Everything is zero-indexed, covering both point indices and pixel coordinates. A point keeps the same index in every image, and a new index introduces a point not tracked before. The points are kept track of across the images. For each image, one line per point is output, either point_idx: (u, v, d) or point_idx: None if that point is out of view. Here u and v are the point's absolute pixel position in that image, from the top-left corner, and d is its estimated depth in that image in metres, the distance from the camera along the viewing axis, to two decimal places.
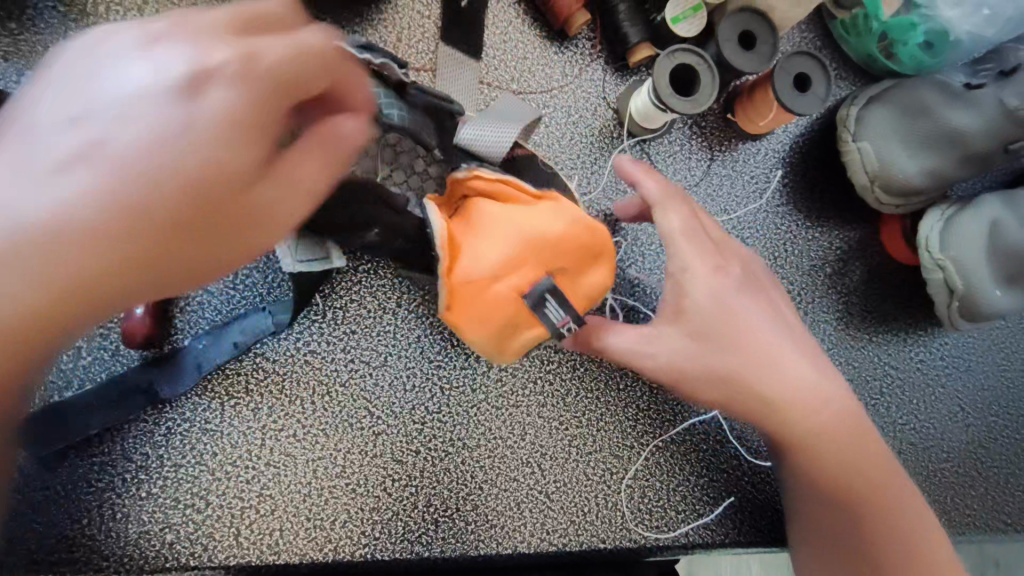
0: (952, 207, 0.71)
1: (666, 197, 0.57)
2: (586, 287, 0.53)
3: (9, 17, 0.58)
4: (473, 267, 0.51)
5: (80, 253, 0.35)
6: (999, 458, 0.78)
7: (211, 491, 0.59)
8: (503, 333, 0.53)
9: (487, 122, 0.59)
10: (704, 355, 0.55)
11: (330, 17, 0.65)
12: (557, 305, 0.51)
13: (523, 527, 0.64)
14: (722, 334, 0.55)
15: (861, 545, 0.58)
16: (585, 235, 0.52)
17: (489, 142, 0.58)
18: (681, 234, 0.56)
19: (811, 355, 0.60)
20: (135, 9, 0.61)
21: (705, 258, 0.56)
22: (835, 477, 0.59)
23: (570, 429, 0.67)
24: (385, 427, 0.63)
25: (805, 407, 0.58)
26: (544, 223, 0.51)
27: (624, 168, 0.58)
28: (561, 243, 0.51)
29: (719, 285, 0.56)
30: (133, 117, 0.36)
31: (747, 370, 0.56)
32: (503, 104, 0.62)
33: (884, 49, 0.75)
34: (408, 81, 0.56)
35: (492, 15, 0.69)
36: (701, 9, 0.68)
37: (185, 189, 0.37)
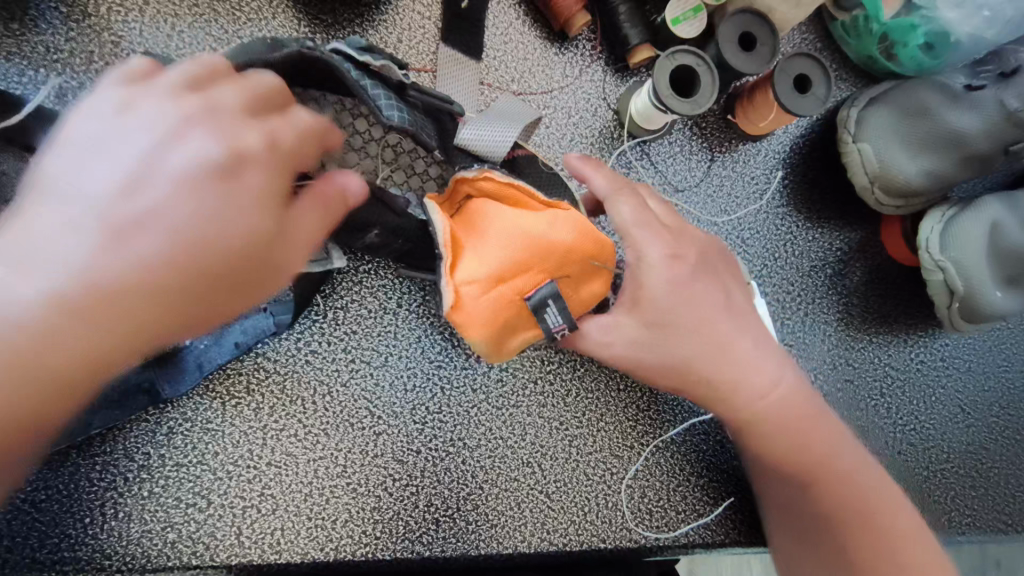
0: (953, 208, 0.71)
1: (614, 189, 0.56)
2: (585, 296, 0.54)
3: (11, 19, 0.59)
4: (476, 269, 0.50)
5: (129, 307, 0.41)
6: (1000, 459, 0.78)
7: (213, 491, 0.59)
8: (504, 334, 0.52)
9: (486, 124, 0.60)
10: (657, 343, 0.56)
11: (331, 18, 0.65)
12: (557, 311, 0.51)
13: (523, 526, 0.64)
14: (676, 322, 0.56)
15: (820, 522, 0.60)
16: (594, 248, 0.53)
17: (487, 143, 0.59)
18: (636, 224, 0.55)
19: (763, 340, 0.61)
20: (137, 10, 0.62)
21: (660, 249, 0.55)
22: (788, 457, 0.61)
23: (570, 430, 0.67)
24: (386, 426, 0.63)
25: (752, 393, 0.59)
26: (556, 232, 0.51)
27: (576, 163, 0.56)
28: (570, 253, 0.51)
29: (676, 274, 0.55)
30: (174, 191, 0.43)
31: (698, 358, 0.57)
32: (502, 104, 0.63)
33: (885, 50, 0.75)
34: (407, 82, 0.55)
35: (493, 16, 0.69)
36: (702, 10, 0.68)
37: (214, 251, 0.43)
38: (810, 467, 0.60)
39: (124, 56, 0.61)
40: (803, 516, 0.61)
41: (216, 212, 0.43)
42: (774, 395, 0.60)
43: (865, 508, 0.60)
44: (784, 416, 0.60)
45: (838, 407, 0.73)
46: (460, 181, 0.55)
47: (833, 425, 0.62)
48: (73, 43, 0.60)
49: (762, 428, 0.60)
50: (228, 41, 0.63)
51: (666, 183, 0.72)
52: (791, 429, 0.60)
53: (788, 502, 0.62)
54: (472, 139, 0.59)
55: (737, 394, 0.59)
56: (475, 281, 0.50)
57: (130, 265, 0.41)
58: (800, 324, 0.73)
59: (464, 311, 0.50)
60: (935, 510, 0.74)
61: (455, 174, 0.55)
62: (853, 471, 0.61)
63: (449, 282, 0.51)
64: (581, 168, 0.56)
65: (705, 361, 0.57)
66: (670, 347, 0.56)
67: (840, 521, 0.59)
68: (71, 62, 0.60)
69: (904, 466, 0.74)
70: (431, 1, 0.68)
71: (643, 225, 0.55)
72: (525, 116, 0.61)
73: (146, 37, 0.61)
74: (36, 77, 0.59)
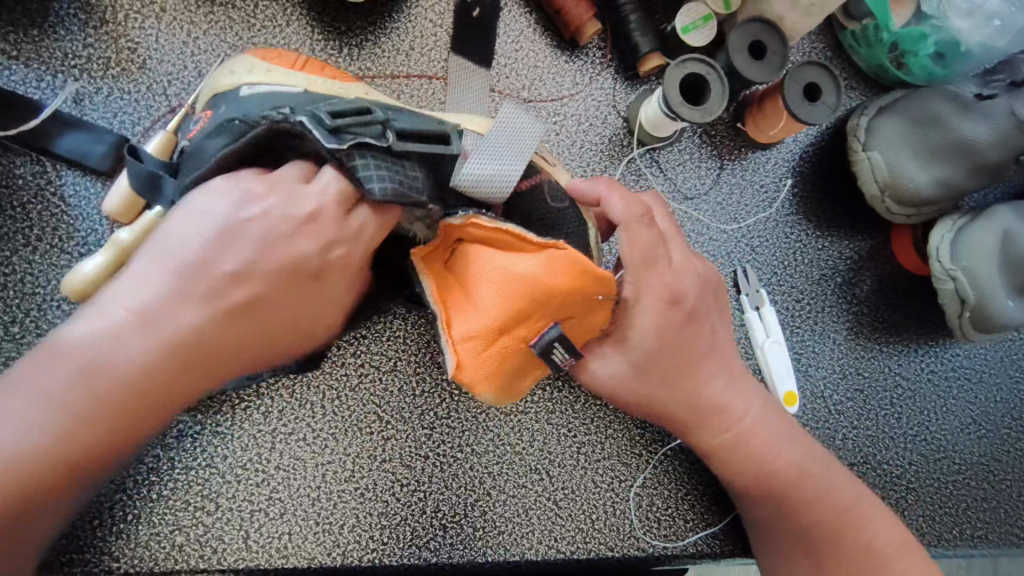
0: (965, 217, 0.71)
1: (629, 221, 0.52)
2: (591, 330, 0.49)
3: (32, 25, 0.60)
4: (473, 324, 0.45)
5: (167, 381, 0.43)
6: (1012, 471, 0.77)
7: (221, 494, 0.59)
8: (509, 381, 0.48)
9: (489, 154, 0.50)
10: (642, 380, 0.55)
11: (343, 26, 0.66)
12: (565, 350, 0.47)
13: (531, 533, 0.64)
14: (665, 360, 0.54)
15: (804, 538, 0.60)
16: (592, 286, 0.46)
17: (489, 185, 0.50)
18: (637, 261, 0.51)
19: (735, 367, 0.60)
20: (154, 17, 0.63)
21: (658, 285, 0.52)
22: (770, 478, 0.60)
23: (579, 436, 0.67)
24: (394, 431, 0.63)
25: (735, 418, 0.59)
26: (552, 276, 0.45)
27: (580, 189, 0.54)
28: (572, 297, 0.46)
29: (665, 314, 0.53)
30: (243, 280, 0.45)
31: (677, 393, 0.56)
32: (506, 117, 0.52)
33: (895, 60, 0.75)
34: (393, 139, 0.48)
35: (504, 24, 0.70)
36: (712, 19, 0.68)
37: (244, 343, 0.46)
38: (778, 487, 0.60)
39: (140, 62, 0.62)
40: (782, 529, 0.61)
41: (268, 311, 0.46)
42: (755, 417, 0.60)
43: (843, 522, 0.60)
44: (755, 436, 0.60)
45: (848, 416, 0.73)
46: (449, 228, 0.49)
47: (806, 445, 0.62)
48: (90, 49, 0.61)
49: (730, 453, 0.60)
50: (242, 48, 0.64)
51: (675, 191, 0.72)
52: (763, 450, 0.60)
53: (765, 523, 0.62)
54: (472, 181, 0.50)
55: (713, 422, 0.58)
56: (474, 336, 0.45)
57: (182, 352, 0.43)
58: (809, 333, 0.73)
59: (467, 369, 0.46)
60: (947, 522, 0.73)
61: (443, 219, 0.49)
62: (825, 490, 0.61)
63: (449, 340, 0.46)
64: (585, 188, 0.54)
65: (679, 393, 0.57)
66: (654, 382, 0.55)
67: (818, 531, 0.60)
68: (88, 68, 0.60)
69: (916, 477, 0.73)
70: (443, 10, 0.69)
71: (643, 261, 0.51)
72: (535, 138, 0.51)
73: (163, 43, 0.62)
74: (54, 82, 0.60)
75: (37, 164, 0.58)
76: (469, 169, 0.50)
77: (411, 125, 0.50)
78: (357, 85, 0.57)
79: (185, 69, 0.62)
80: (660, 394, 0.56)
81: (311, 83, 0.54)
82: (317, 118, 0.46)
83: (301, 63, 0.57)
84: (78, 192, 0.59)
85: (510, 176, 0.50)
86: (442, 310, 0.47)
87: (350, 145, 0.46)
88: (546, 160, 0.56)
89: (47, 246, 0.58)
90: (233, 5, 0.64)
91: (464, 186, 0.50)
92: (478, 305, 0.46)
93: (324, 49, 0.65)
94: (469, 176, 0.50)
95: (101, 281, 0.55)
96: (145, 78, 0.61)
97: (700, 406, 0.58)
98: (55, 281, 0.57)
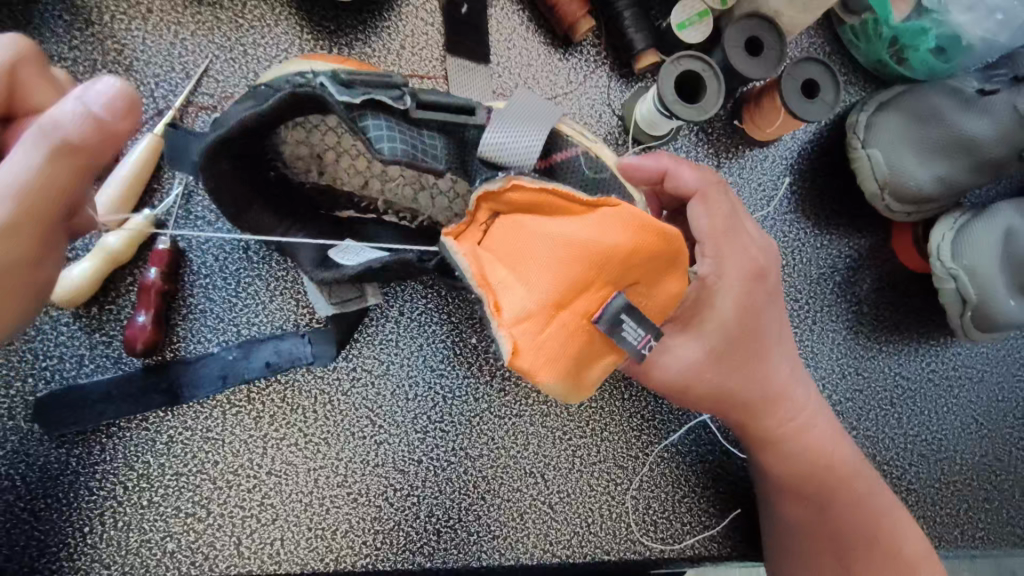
0: (966, 215, 0.70)
1: (705, 186, 0.51)
2: (664, 295, 0.44)
3: (16, 28, 0.59)
4: (527, 302, 0.41)
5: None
6: (1014, 471, 0.76)
7: (212, 500, 0.59)
8: (581, 368, 0.43)
9: (512, 123, 0.48)
10: (712, 371, 0.52)
11: (333, 25, 0.65)
12: (635, 323, 0.42)
13: (526, 537, 0.63)
14: (738, 349, 0.52)
15: (839, 540, 0.60)
16: (658, 240, 0.42)
17: (512, 152, 0.47)
18: (719, 231, 0.50)
19: (794, 356, 0.59)
20: (140, 18, 0.62)
21: (743, 259, 0.50)
22: (807, 477, 0.60)
23: (574, 439, 0.66)
24: (386, 436, 0.62)
25: (787, 414, 0.58)
26: (608, 233, 0.41)
27: (640, 164, 0.52)
28: (639, 255, 0.41)
29: (746, 290, 0.50)
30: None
31: (744, 384, 0.55)
32: (526, 98, 0.50)
33: (895, 53, 0.73)
34: (410, 106, 0.49)
35: (495, 21, 0.69)
36: (708, 14, 0.67)
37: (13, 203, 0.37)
38: (826, 486, 0.60)
39: (127, 65, 0.61)
40: (810, 532, 0.60)
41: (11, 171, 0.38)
42: (808, 412, 0.59)
43: (878, 523, 0.60)
44: (804, 436, 0.59)
45: (847, 417, 0.72)
46: (483, 197, 0.45)
47: (848, 443, 0.62)
48: (76, 51, 0.60)
49: (780, 449, 0.59)
50: (230, 49, 0.63)
51: None
52: (803, 450, 0.59)
53: (795, 526, 0.61)
54: (495, 148, 0.48)
55: (772, 414, 0.57)
56: (530, 316, 0.41)
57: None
58: (809, 333, 0.72)
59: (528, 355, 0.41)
60: (947, 523, 0.73)
61: (475, 189, 0.45)
62: (868, 491, 0.61)
63: (499, 326, 0.41)
64: (646, 164, 0.52)
65: (751, 380, 0.55)
66: (725, 374, 0.53)
67: (851, 531, 0.60)
68: (75, 70, 0.60)
69: (916, 478, 0.73)
70: (434, 8, 0.68)
71: (724, 231, 0.50)
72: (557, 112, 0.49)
73: (149, 44, 0.62)
74: None
75: None
76: (490, 137, 0.47)
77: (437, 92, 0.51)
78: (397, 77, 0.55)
79: (172, 71, 0.62)
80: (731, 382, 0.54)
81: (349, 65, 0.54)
82: (335, 75, 0.47)
83: (336, 59, 0.55)
84: None
85: (534, 142, 0.47)
86: (486, 293, 0.42)
87: (361, 99, 0.47)
88: (583, 136, 0.52)
89: None
90: (220, 5, 0.63)
91: (488, 155, 0.48)
92: (531, 275, 0.41)
93: (314, 49, 0.64)
94: (490, 143, 0.47)
95: (89, 287, 0.57)
96: (132, 80, 0.61)
97: (766, 399, 0.56)
98: None
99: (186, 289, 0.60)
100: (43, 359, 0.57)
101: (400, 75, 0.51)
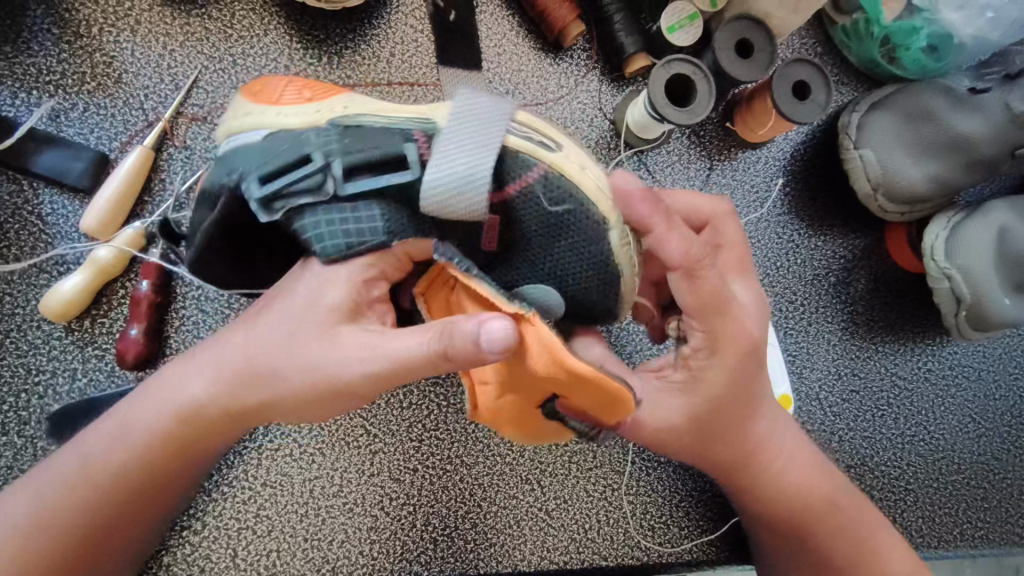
0: (960, 214, 0.70)
1: (696, 262, 0.46)
2: (602, 412, 0.43)
3: (5, 41, 0.59)
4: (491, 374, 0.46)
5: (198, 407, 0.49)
6: (1013, 469, 0.76)
7: (207, 513, 0.59)
8: (538, 433, 0.48)
9: (454, 162, 0.42)
10: (696, 437, 0.52)
11: (322, 33, 0.65)
12: (581, 421, 0.44)
13: (523, 545, 0.63)
14: (719, 418, 0.52)
15: (824, 562, 0.60)
16: (568, 377, 0.40)
17: (460, 202, 0.42)
18: (707, 308, 0.47)
19: (778, 407, 0.58)
20: (129, 30, 0.62)
21: (738, 334, 0.49)
22: (795, 509, 0.59)
23: (569, 445, 0.66)
24: (382, 445, 0.62)
25: (772, 455, 0.58)
26: (526, 351, 0.41)
27: (632, 214, 0.45)
28: (551, 378, 0.41)
29: (738, 365, 0.50)
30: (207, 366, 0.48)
31: (721, 448, 0.55)
32: (465, 120, 0.44)
33: (887, 53, 0.73)
34: (331, 191, 0.44)
35: (486, 27, 0.69)
36: (697, 17, 0.67)
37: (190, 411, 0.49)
38: (814, 516, 0.59)
39: (115, 77, 0.61)
40: (805, 560, 0.60)
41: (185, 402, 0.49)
42: (790, 456, 0.59)
43: (864, 547, 0.60)
44: (782, 478, 0.58)
45: (843, 418, 0.72)
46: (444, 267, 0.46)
47: (830, 474, 0.62)
48: (65, 64, 0.60)
49: (766, 490, 0.58)
50: (219, 59, 0.63)
51: None
52: (788, 487, 0.59)
53: (783, 550, 0.61)
54: (441, 198, 0.42)
55: (754, 464, 0.57)
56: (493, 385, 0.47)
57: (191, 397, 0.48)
58: (804, 335, 0.72)
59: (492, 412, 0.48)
60: (946, 523, 0.73)
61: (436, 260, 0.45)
62: (853, 516, 0.61)
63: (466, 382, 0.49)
64: (638, 212, 0.45)
65: (727, 444, 0.55)
66: (708, 440, 0.54)
67: (839, 555, 0.59)
68: (63, 83, 0.60)
69: (913, 478, 0.73)
70: (423, 15, 0.68)
71: (712, 307, 0.48)
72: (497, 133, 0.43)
73: (138, 56, 0.61)
74: (29, 100, 0.59)
75: (14, 183, 0.59)
76: (431, 184, 0.42)
77: (360, 152, 0.44)
78: (352, 100, 0.49)
79: (161, 83, 0.62)
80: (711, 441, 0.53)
81: (283, 117, 0.47)
82: (251, 188, 0.44)
83: (286, 87, 0.50)
84: (55, 210, 0.59)
85: (482, 181, 0.42)
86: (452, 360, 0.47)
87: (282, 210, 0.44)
88: (540, 149, 0.44)
89: (25, 265, 0.58)
90: (209, 15, 0.63)
91: (435, 208, 0.42)
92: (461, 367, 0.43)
93: (303, 58, 0.64)
94: (435, 191, 0.42)
95: (79, 299, 0.57)
96: (121, 92, 0.61)
97: (749, 450, 0.56)
98: (34, 301, 0.58)
99: (178, 301, 0.60)
100: (35, 373, 0.57)
101: (325, 141, 0.45)
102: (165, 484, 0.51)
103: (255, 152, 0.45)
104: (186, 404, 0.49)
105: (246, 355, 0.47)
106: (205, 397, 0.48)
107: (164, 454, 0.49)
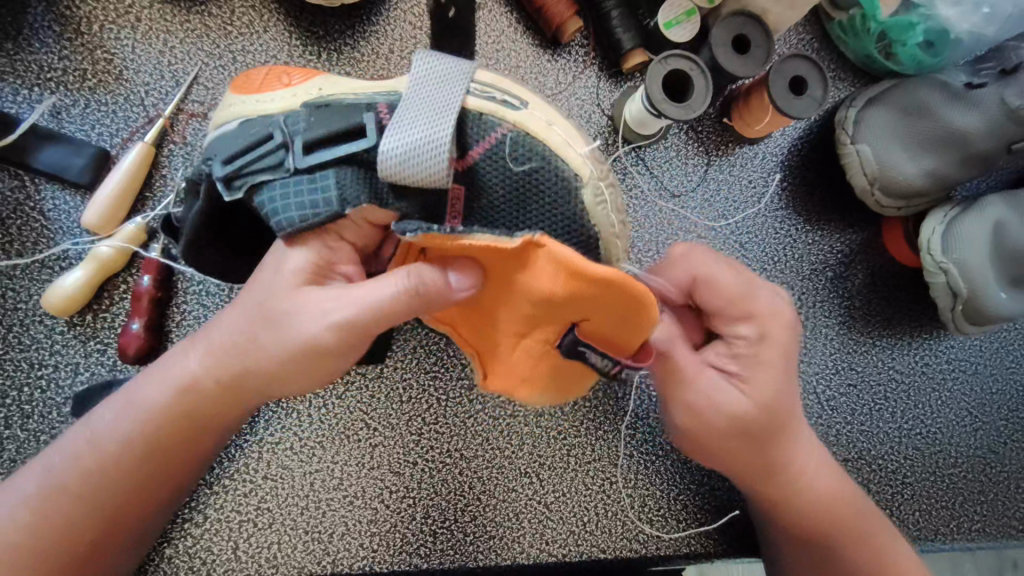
0: (957, 208, 0.70)
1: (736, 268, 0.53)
2: (629, 330, 0.43)
3: (6, 38, 0.60)
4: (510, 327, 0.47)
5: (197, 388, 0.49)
6: (1010, 463, 0.76)
7: (208, 505, 0.59)
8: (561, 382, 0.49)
9: (411, 127, 0.42)
10: (748, 438, 0.53)
11: (321, 30, 0.65)
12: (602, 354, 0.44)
13: (522, 537, 0.64)
14: (770, 414, 0.53)
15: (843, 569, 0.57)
16: (588, 291, 0.40)
17: (416, 165, 0.42)
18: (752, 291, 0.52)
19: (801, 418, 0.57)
20: (130, 27, 0.62)
21: (777, 310, 0.53)
22: (812, 514, 0.57)
23: (568, 439, 0.66)
24: (381, 438, 0.63)
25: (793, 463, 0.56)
26: (543, 278, 0.41)
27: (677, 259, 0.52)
28: (577, 297, 0.41)
29: (784, 344, 0.52)
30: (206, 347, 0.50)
31: (766, 454, 0.55)
32: (427, 88, 0.44)
33: (884, 49, 0.73)
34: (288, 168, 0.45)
35: (484, 24, 0.69)
36: (695, 13, 0.67)
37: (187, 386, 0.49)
38: (828, 519, 0.57)
39: (116, 74, 0.61)
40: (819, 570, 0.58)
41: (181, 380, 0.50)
42: (810, 463, 0.57)
43: (875, 549, 0.58)
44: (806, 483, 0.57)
45: (841, 411, 0.72)
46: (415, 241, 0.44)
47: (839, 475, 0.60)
48: (66, 61, 0.61)
49: (789, 498, 0.57)
50: (219, 56, 0.63)
51: (661, 190, 0.71)
52: (815, 499, 0.57)
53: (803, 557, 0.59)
54: (398, 162, 0.42)
55: (781, 473, 0.56)
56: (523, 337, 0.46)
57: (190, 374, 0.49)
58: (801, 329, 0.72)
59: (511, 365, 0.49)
60: (942, 516, 0.73)
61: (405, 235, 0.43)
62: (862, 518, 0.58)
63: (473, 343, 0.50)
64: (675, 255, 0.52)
65: (763, 452, 0.54)
66: (758, 443, 0.54)
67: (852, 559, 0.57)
68: (65, 80, 0.60)
69: (910, 471, 0.73)
70: (422, 11, 0.68)
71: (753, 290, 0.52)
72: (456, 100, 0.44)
73: (139, 53, 0.62)
74: (31, 97, 0.60)
75: (17, 179, 0.59)
76: (388, 147, 0.42)
77: (321, 127, 0.45)
78: (337, 81, 0.49)
79: (161, 79, 0.62)
80: (758, 439, 0.53)
81: (264, 99, 0.49)
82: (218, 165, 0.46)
83: (283, 73, 0.51)
84: (57, 206, 0.60)
85: (440, 144, 0.42)
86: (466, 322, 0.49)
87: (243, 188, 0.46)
88: (503, 108, 0.45)
89: (28, 261, 0.58)
90: (209, 12, 0.63)
91: (392, 172, 0.42)
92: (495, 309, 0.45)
93: (303, 54, 0.65)
94: (391, 154, 0.42)
95: (81, 295, 0.58)
96: (122, 89, 0.61)
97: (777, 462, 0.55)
98: (36, 296, 0.58)
99: (179, 296, 0.60)
100: (38, 368, 0.58)
101: (291, 120, 0.46)
102: (170, 468, 0.51)
103: (227, 139, 0.47)
104: (182, 380, 0.50)
105: (234, 329, 0.48)
106: (201, 370, 0.49)
107: (166, 434, 0.50)
